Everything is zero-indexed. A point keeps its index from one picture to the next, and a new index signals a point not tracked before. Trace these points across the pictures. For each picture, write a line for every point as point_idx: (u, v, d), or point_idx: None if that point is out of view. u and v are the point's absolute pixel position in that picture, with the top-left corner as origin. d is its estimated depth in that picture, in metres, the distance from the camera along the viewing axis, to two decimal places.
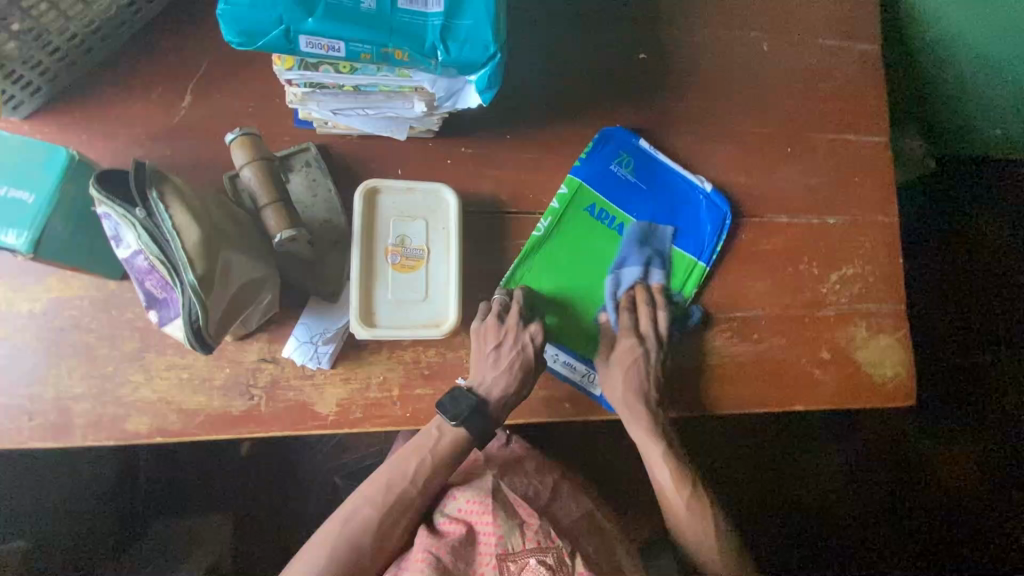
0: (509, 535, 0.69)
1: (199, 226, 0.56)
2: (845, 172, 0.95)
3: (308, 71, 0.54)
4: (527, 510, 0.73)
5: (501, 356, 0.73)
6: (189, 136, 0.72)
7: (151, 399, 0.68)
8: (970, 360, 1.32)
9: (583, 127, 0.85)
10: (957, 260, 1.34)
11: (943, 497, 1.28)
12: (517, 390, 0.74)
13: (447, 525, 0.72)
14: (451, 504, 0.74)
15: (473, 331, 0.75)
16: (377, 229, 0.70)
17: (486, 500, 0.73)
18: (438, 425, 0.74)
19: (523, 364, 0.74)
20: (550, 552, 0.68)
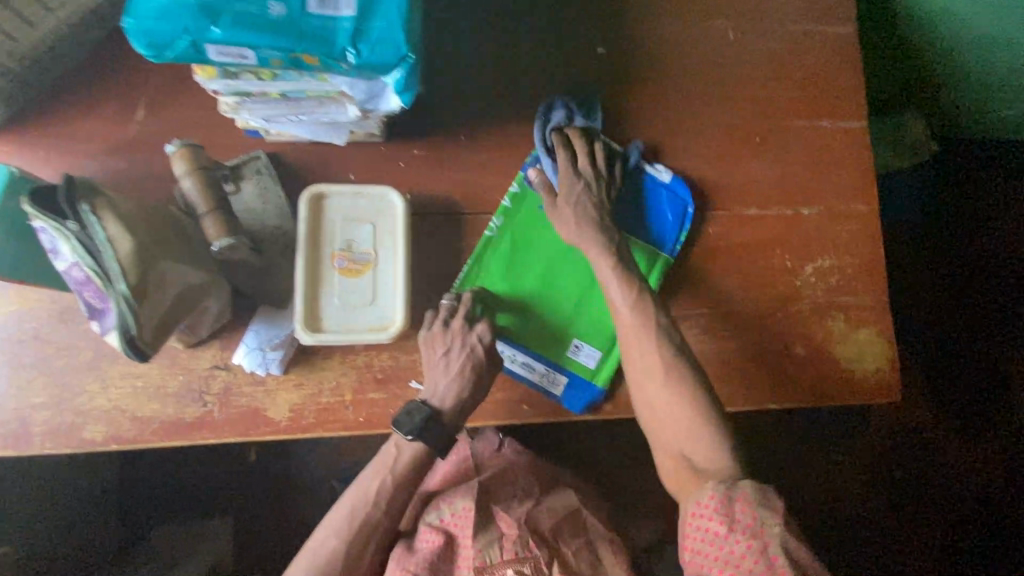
0: (487, 547, 0.75)
1: (133, 236, 0.56)
2: (820, 161, 0.92)
3: (230, 80, 0.54)
4: (509, 523, 0.79)
5: (452, 362, 0.73)
6: (141, 148, 0.73)
7: (107, 407, 0.69)
8: (981, 342, 1.28)
9: (540, 124, 0.84)
10: (962, 242, 1.30)
11: (957, 481, 1.27)
12: (469, 394, 0.73)
13: (427, 537, 0.79)
14: (434, 516, 0.81)
15: (422, 340, 0.74)
16: (322, 236, 0.70)
17: (469, 514, 0.79)
18: (397, 444, 0.77)
19: (476, 367, 0.73)
20: (527, 561, 0.74)
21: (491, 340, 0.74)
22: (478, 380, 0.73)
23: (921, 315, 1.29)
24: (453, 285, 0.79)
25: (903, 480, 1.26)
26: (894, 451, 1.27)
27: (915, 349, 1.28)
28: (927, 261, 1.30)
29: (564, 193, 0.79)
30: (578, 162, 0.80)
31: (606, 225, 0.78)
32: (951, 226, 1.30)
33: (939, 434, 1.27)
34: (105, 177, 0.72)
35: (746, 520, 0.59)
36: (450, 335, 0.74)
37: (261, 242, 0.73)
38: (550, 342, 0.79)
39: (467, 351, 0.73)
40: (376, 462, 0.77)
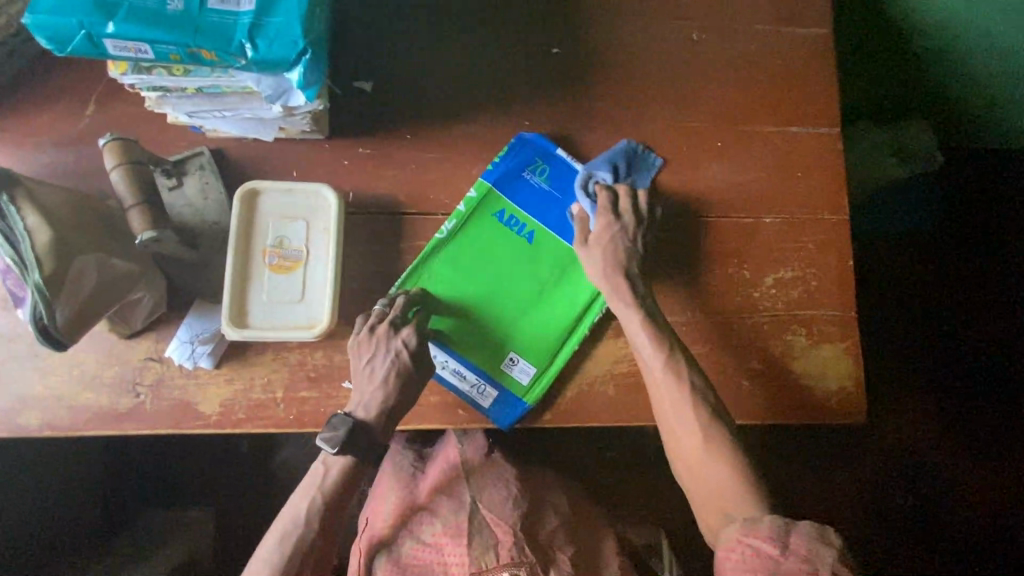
0: (483, 556, 0.78)
1: (52, 228, 0.57)
2: (786, 168, 0.88)
3: (143, 75, 0.55)
4: (502, 529, 0.80)
5: (377, 368, 0.72)
6: (89, 142, 0.75)
7: (43, 393, 0.71)
8: (976, 350, 1.27)
9: (489, 125, 0.83)
10: (957, 250, 1.29)
11: (953, 493, 1.25)
12: (398, 398, 0.73)
13: (421, 551, 0.80)
14: (424, 529, 0.81)
15: (351, 346, 0.73)
16: (255, 233, 0.71)
17: (461, 526, 0.80)
18: (324, 461, 0.75)
19: (401, 374, 0.72)
20: (524, 565, 0.77)
21: (417, 346, 0.73)
22: (406, 384, 0.73)
23: (915, 323, 1.27)
24: (393, 286, 0.78)
25: (898, 490, 1.24)
26: (890, 462, 1.24)
27: (908, 359, 1.27)
28: (925, 269, 1.28)
29: (597, 233, 0.79)
30: (620, 205, 0.80)
31: (630, 273, 0.78)
32: (948, 233, 1.29)
33: (934, 445, 1.25)
34: (53, 170, 0.74)
35: (801, 548, 0.58)
36: (376, 342, 0.73)
37: (198, 237, 0.74)
38: (489, 348, 0.78)
39: (395, 357, 0.72)
40: (305, 479, 0.75)
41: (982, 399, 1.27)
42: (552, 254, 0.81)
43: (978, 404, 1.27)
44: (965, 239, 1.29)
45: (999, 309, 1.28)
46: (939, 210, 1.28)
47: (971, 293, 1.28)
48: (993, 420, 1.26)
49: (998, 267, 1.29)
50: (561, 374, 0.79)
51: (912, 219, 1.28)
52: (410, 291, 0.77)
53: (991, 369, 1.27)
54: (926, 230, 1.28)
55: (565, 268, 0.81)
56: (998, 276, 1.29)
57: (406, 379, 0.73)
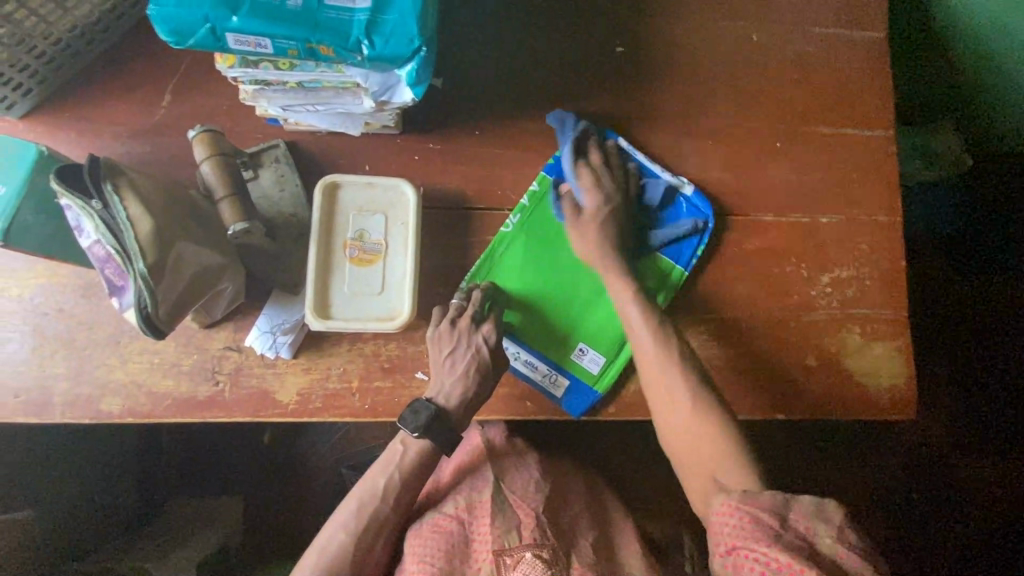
0: (505, 533, 0.73)
1: (152, 217, 0.58)
2: (842, 170, 0.89)
3: (249, 68, 0.56)
4: (525, 511, 0.77)
5: (457, 362, 0.73)
6: (165, 132, 0.75)
7: (123, 381, 0.72)
8: (1002, 377, 1.27)
9: (556, 122, 0.84)
10: (986, 248, 1.28)
11: (967, 521, 1.23)
12: (475, 390, 0.74)
13: (444, 524, 0.76)
14: (447, 504, 0.79)
15: (430, 339, 0.75)
16: (335, 224, 0.72)
17: (486, 504, 0.78)
18: (403, 441, 0.77)
19: (479, 367, 0.74)
20: (547, 547, 0.72)
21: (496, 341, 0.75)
22: (483, 377, 0.74)
23: (938, 322, 1.28)
24: (464, 279, 0.79)
25: (915, 511, 1.23)
26: (912, 481, 1.23)
27: (940, 380, 1.27)
28: (958, 292, 1.28)
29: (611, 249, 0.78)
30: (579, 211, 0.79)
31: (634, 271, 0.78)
32: (983, 261, 1.28)
33: (954, 471, 1.25)
34: (131, 160, 0.75)
35: (798, 522, 0.57)
36: (457, 332, 0.74)
37: (276, 228, 0.75)
38: (557, 340, 0.80)
39: (472, 348, 0.74)
40: (382, 458, 0.76)
41: (1001, 398, 1.27)
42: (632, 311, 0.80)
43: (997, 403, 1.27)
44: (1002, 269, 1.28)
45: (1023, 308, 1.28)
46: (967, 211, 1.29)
47: (1001, 296, 1.28)
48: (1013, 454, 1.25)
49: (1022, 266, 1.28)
50: (626, 369, 0.81)
51: (946, 241, 1.29)
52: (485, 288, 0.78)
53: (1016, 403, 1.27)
54: (962, 253, 1.28)
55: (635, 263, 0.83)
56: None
57: (483, 373, 0.74)
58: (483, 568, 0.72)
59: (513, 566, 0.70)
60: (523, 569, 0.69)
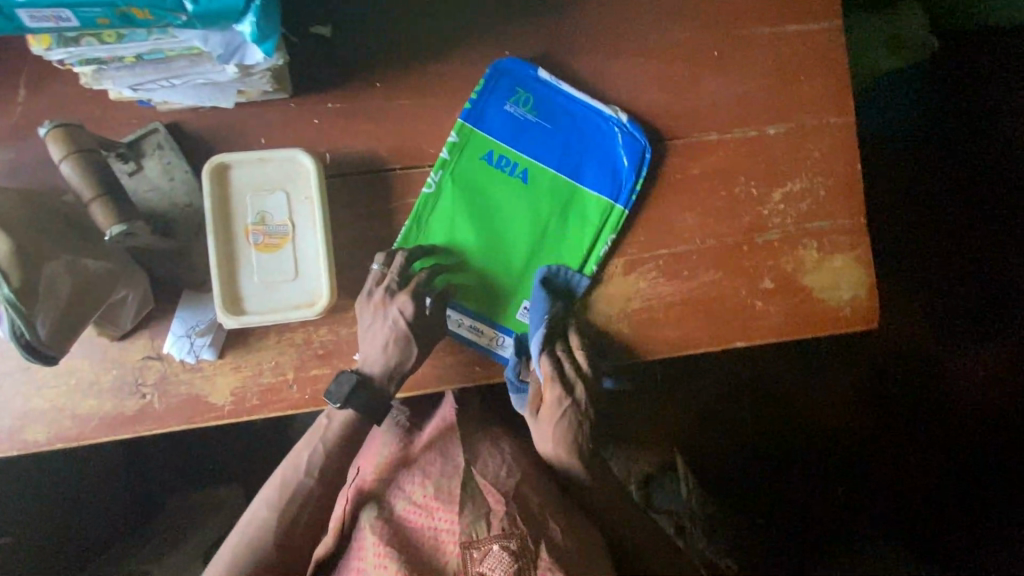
0: (472, 524, 0.69)
1: (9, 234, 0.52)
2: (787, 73, 0.82)
3: (71, 47, 0.48)
4: (494, 497, 0.72)
5: (376, 335, 0.70)
6: (28, 132, 0.67)
7: (43, 407, 0.68)
8: (976, 267, 1.21)
9: (466, 60, 0.75)
10: (957, 138, 1.20)
11: (912, 478, 1.20)
12: (400, 360, 0.71)
13: (411, 514, 0.73)
14: (415, 490, 0.74)
15: (359, 306, 0.71)
16: (232, 210, 0.65)
17: (455, 492, 0.72)
18: (329, 414, 0.75)
19: (401, 338, 0.70)
20: (514, 538, 0.68)
21: (414, 312, 0.71)
22: (407, 347, 0.71)
23: (912, 222, 1.21)
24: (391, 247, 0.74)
25: (860, 458, 1.21)
26: (861, 428, 1.21)
27: (913, 329, 1.21)
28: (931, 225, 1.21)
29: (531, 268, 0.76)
30: (395, 278, 0.71)
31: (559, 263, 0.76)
32: (953, 198, 1.21)
33: (908, 427, 1.21)
34: None
35: None
36: (387, 301, 0.71)
37: (172, 222, 0.68)
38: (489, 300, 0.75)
39: (396, 319, 0.70)
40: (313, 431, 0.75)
41: (978, 287, 1.20)
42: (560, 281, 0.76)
43: (975, 293, 1.20)
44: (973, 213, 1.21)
45: (1001, 193, 1.20)
46: (937, 98, 1.19)
47: (977, 185, 1.20)
48: (973, 420, 1.20)
49: (998, 147, 1.19)
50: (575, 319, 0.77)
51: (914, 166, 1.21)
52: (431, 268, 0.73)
53: (987, 369, 1.20)
54: (935, 181, 1.21)
55: (564, 221, 0.76)
56: (1006, 267, 1.20)
57: (410, 340, 0.71)
58: (449, 561, 0.69)
59: (480, 560, 0.67)
60: (490, 563, 0.67)
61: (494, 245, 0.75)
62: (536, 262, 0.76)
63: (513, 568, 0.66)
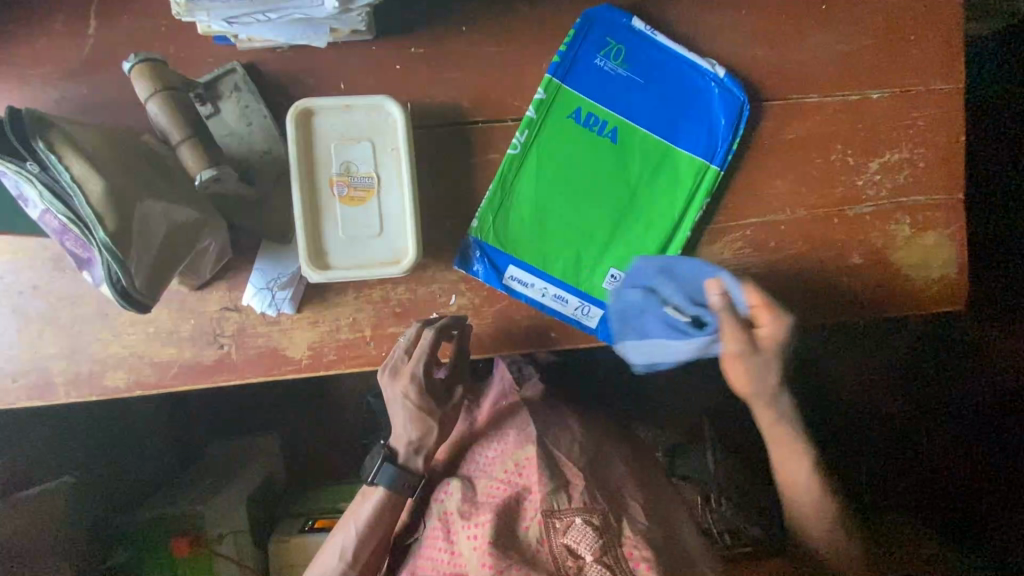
0: (553, 494, 0.66)
1: (102, 175, 0.49)
2: (897, 31, 0.76)
3: None
4: (573, 472, 0.69)
5: (396, 414, 0.69)
6: (101, 68, 0.64)
7: (123, 354, 0.67)
8: None
9: (556, 6, 0.70)
10: None
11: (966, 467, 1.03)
12: (421, 437, 0.70)
13: (493, 489, 0.69)
14: (494, 466, 0.72)
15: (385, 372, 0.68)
16: (317, 161, 0.62)
17: (531, 457, 0.69)
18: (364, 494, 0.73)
19: (415, 418, 0.69)
20: (597, 512, 0.65)
21: (420, 396, 0.68)
22: (424, 423, 0.70)
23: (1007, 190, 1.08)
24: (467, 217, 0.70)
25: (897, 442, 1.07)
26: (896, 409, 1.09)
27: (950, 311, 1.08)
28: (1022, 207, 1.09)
29: (616, 233, 0.72)
30: (411, 355, 0.67)
31: (645, 229, 0.73)
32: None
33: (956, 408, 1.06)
34: (69, 106, 0.64)
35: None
36: (392, 380, 0.68)
37: (251, 170, 0.65)
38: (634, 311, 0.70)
39: (404, 402, 0.68)
40: (354, 508, 0.71)
41: None
42: (642, 248, 0.73)
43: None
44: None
45: None
46: None
47: None
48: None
49: None
50: None
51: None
52: (435, 322, 0.67)
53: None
54: None
55: (651, 183, 0.72)
56: None
57: (426, 412, 0.69)
58: (531, 528, 0.65)
59: (563, 531, 0.64)
60: (573, 536, 0.63)
61: (576, 209, 0.71)
62: (620, 226, 0.72)
63: (601, 543, 0.62)
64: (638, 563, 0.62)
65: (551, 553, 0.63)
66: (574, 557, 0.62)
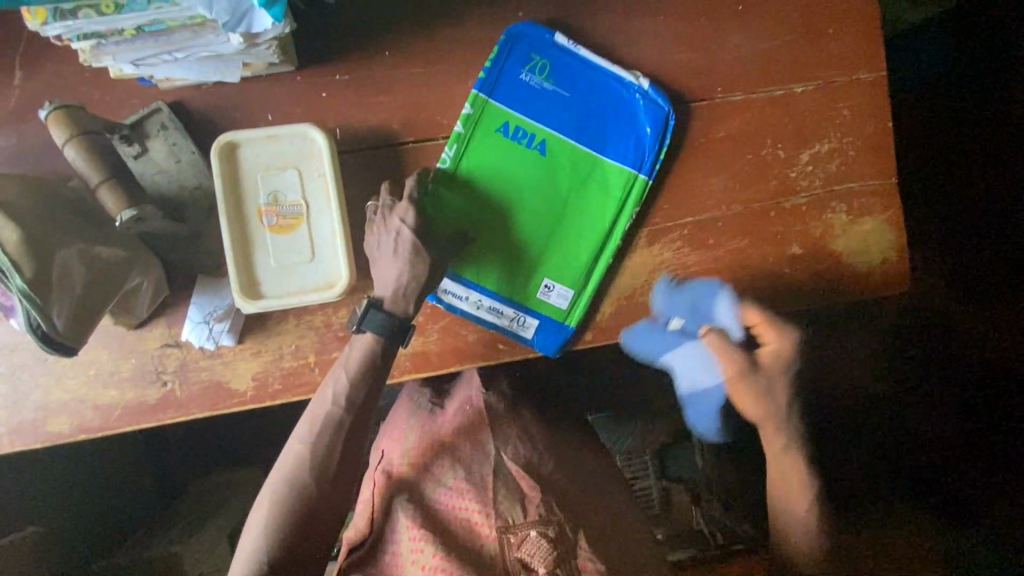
0: (510, 508, 0.67)
1: (18, 223, 0.50)
2: (817, 27, 0.78)
3: (67, 21, 0.46)
4: (529, 483, 0.69)
5: (386, 252, 0.67)
6: (28, 116, 0.65)
7: (65, 398, 0.67)
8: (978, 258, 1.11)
9: (479, 26, 0.71)
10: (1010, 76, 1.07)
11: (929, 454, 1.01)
12: (412, 273, 0.67)
13: (442, 498, 0.70)
14: (446, 475, 0.71)
15: (369, 230, 0.68)
16: (244, 192, 0.63)
17: (485, 473, 0.70)
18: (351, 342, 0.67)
19: (409, 245, 0.67)
20: (552, 525, 0.66)
21: (417, 220, 0.67)
22: (418, 258, 0.67)
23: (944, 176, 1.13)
24: (422, 173, 0.70)
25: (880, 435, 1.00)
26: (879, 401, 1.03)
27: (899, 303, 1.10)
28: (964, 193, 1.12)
29: (554, 242, 0.73)
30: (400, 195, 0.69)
31: (581, 236, 0.74)
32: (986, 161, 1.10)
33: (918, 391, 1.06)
34: None
35: None
36: (380, 222, 0.68)
37: (183, 207, 0.66)
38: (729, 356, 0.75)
39: (401, 228, 0.67)
40: (342, 359, 0.67)
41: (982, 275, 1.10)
42: (583, 249, 0.74)
43: (974, 283, 1.11)
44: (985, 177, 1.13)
45: None
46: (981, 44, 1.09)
47: None
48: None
49: None
50: (599, 292, 0.75)
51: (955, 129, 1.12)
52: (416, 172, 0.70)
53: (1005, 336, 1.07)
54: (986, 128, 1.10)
55: (585, 191, 0.74)
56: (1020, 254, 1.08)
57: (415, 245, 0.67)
58: (486, 545, 0.66)
59: (517, 545, 0.65)
60: (527, 549, 0.64)
61: (510, 220, 0.72)
62: (558, 235, 0.73)
63: (553, 555, 0.63)
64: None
65: (503, 565, 0.64)
66: (526, 570, 0.63)
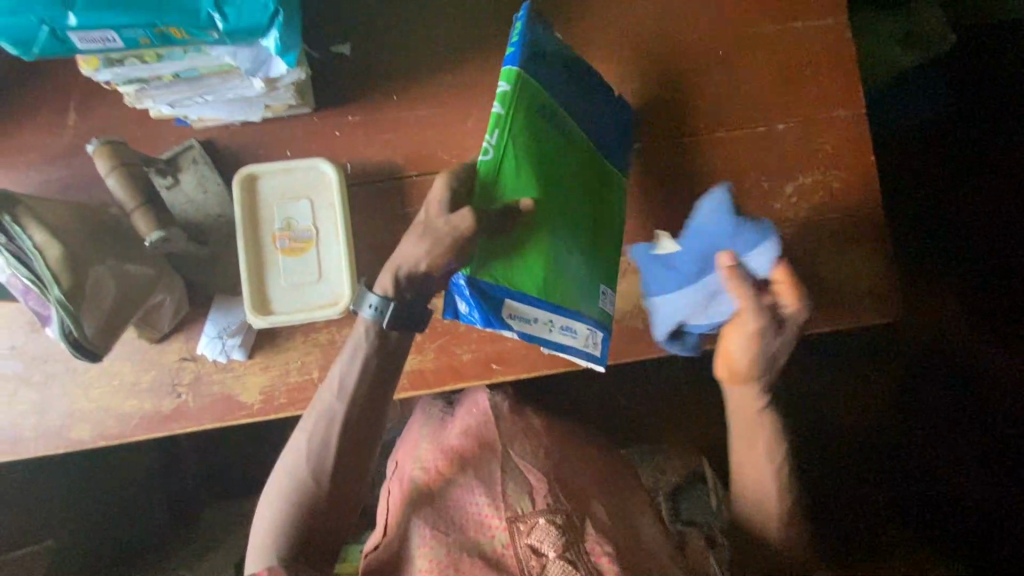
0: (519, 500, 0.69)
1: (60, 240, 0.56)
2: (795, 69, 0.83)
3: (116, 67, 0.55)
4: (536, 476, 0.71)
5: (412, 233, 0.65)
6: (77, 151, 0.73)
7: (89, 407, 0.72)
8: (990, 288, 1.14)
9: (478, 72, 0.79)
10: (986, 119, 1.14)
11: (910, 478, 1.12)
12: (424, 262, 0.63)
13: (453, 497, 0.71)
14: (458, 476, 0.73)
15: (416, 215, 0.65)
16: (261, 217, 0.70)
17: (493, 471, 0.72)
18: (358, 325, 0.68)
19: (427, 228, 0.62)
20: (560, 513, 0.68)
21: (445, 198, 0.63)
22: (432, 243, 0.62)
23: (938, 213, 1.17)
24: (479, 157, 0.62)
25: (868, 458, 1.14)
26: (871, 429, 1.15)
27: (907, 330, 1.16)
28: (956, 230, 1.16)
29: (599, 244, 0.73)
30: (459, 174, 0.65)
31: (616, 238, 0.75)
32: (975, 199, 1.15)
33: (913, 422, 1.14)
34: (49, 186, 0.73)
35: None
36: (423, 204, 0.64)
37: (206, 233, 0.73)
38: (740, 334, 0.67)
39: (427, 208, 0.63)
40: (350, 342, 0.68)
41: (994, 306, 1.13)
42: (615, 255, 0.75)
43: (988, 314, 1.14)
44: (979, 217, 1.16)
45: None
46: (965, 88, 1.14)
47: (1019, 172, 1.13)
48: (1004, 455, 1.09)
49: None
50: None
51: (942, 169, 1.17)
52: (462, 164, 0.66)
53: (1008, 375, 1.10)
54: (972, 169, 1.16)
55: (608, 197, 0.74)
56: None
57: (445, 252, 0.61)
58: (497, 535, 0.68)
59: (527, 533, 0.67)
60: (537, 536, 0.66)
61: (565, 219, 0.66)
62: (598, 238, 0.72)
63: (563, 540, 0.66)
64: (601, 559, 0.66)
65: (516, 555, 0.66)
66: (537, 555, 0.66)
